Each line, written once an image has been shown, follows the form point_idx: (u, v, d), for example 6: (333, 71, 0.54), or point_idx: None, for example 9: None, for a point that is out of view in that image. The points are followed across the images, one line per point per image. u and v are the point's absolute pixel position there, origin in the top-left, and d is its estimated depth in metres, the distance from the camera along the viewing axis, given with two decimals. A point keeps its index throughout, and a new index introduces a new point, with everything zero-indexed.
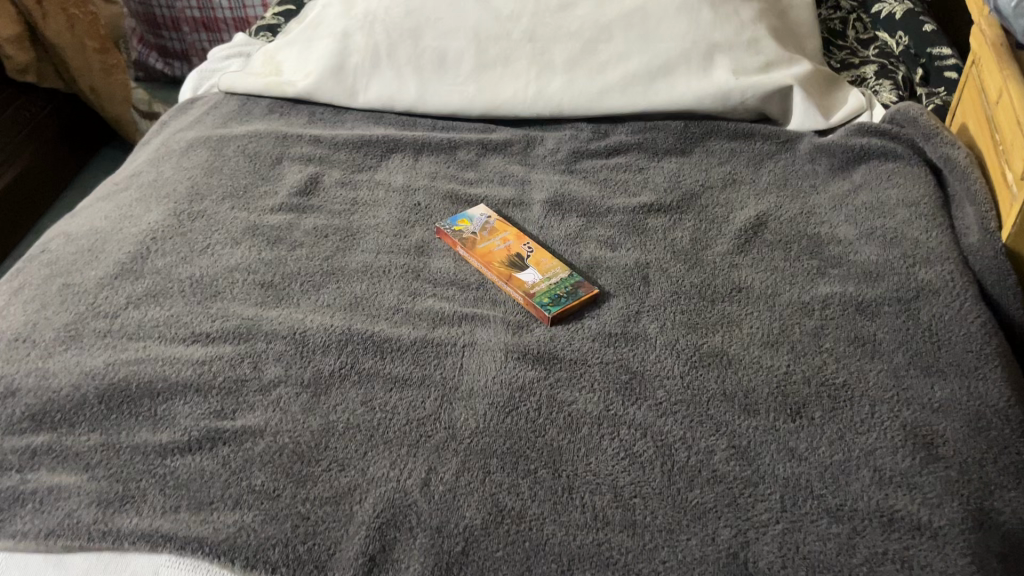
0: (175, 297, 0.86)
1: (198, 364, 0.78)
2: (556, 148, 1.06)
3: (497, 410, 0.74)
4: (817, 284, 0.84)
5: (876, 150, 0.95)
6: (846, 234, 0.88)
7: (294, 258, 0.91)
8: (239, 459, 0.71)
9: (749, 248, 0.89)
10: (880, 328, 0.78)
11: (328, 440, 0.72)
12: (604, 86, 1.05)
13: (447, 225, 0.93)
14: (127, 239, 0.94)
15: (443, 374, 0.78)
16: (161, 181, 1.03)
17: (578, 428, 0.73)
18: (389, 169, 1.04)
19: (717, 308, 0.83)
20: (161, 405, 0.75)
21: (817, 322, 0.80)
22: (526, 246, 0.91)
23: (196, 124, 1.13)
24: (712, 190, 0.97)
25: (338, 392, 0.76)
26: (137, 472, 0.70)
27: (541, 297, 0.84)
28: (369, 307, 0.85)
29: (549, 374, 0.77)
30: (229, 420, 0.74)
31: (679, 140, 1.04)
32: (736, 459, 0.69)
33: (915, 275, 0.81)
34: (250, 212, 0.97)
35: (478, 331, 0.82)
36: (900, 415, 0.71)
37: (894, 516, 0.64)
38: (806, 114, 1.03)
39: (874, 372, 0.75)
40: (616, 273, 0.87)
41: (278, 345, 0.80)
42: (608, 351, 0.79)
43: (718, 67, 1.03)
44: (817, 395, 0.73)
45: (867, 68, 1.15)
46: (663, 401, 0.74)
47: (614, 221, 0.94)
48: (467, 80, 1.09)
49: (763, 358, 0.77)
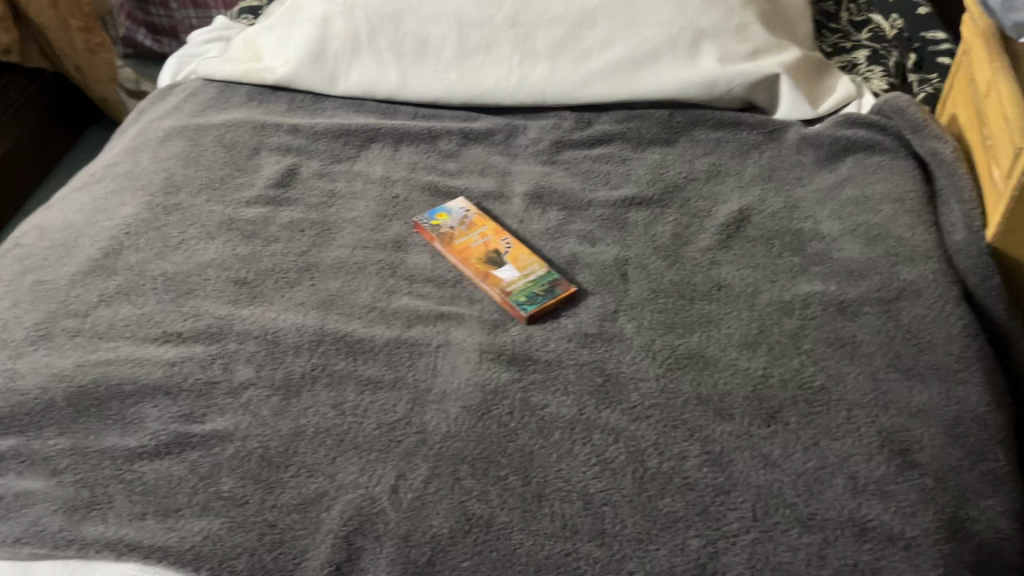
0: (147, 295, 0.85)
1: (169, 365, 0.78)
2: (538, 138, 1.04)
3: (469, 414, 0.73)
4: (799, 283, 0.82)
5: (863, 142, 0.93)
6: (830, 230, 0.86)
7: (269, 253, 0.90)
8: (207, 464, 0.70)
9: (730, 244, 0.87)
10: (861, 329, 0.77)
11: (297, 445, 0.71)
12: (587, 74, 1.03)
13: (425, 219, 0.92)
14: (101, 232, 0.93)
15: (416, 376, 0.77)
16: (137, 172, 1.02)
17: (550, 432, 0.72)
18: (368, 160, 1.02)
19: (696, 307, 0.81)
20: (131, 408, 0.75)
21: (796, 322, 0.79)
22: (504, 242, 0.90)
23: (174, 112, 1.11)
24: (696, 182, 0.95)
25: (310, 395, 0.75)
26: (104, 477, 0.70)
27: (517, 296, 0.83)
28: (343, 305, 0.84)
29: (522, 376, 0.76)
30: (198, 424, 0.73)
31: (664, 130, 1.02)
32: (708, 466, 0.68)
33: (897, 275, 0.80)
34: (225, 206, 0.96)
35: (453, 331, 0.81)
36: (877, 421, 0.70)
37: (866, 526, 0.63)
38: (794, 103, 1.00)
39: (852, 375, 0.74)
40: (595, 270, 0.86)
41: (250, 346, 0.79)
42: (583, 352, 0.78)
43: (704, 55, 1.01)
44: (794, 399, 0.72)
45: (859, 53, 1.11)
46: (637, 405, 0.73)
47: (595, 215, 0.93)
48: (448, 67, 1.07)
49: (740, 360, 0.76)
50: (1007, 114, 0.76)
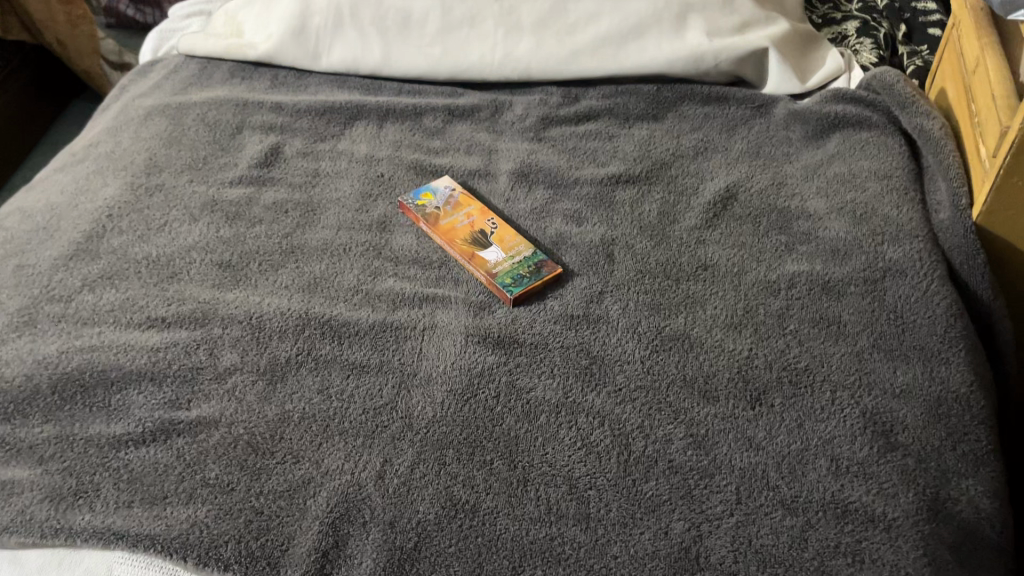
0: (131, 279, 0.85)
1: (154, 351, 0.77)
2: (524, 114, 1.02)
3: (454, 398, 0.73)
4: (785, 262, 0.82)
5: (851, 117, 0.92)
6: (817, 208, 0.86)
7: (253, 235, 0.89)
8: (193, 451, 0.70)
9: (717, 222, 0.87)
10: (846, 309, 0.77)
11: (283, 431, 0.71)
12: (574, 48, 1.02)
13: (410, 199, 0.91)
14: (83, 214, 0.92)
15: (402, 361, 0.77)
16: (118, 152, 1.00)
17: (536, 416, 0.72)
18: (352, 138, 1.01)
19: (682, 287, 0.81)
20: (116, 395, 0.74)
21: (782, 302, 0.79)
22: (490, 222, 0.89)
23: (155, 89, 1.10)
24: (683, 159, 0.95)
25: (295, 379, 0.75)
26: (91, 465, 0.70)
27: (503, 278, 0.82)
28: (328, 288, 0.83)
29: (508, 359, 0.76)
30: (184, 411, 0.73)
31: (651, 105, 1.01)
32: (693, 448, 0.68)
33: (883, 254, 0.79)
34: (208, 186, 0.95)
35: (439, 314, 0.81)
36: (861, 402, 0.70)
37: (848, 508, 0.64)
38: (782, 77, 0.99)
39: (837, 355, 0.74)
40: (582, 251, 0.86)
41: (234, 331, 0.79)
42: (569, 334, 0.78)
43: (691, 29, 1.00)
44: (779, 380, 0.73)
45: (849, 24, 1.09)
46: (622, 388, 0.73)
47: (581, 194, 0.92)
48: (432, 42, 1.05)
49: (726, 341, 0.76)
50: (995, 93, 0.76)
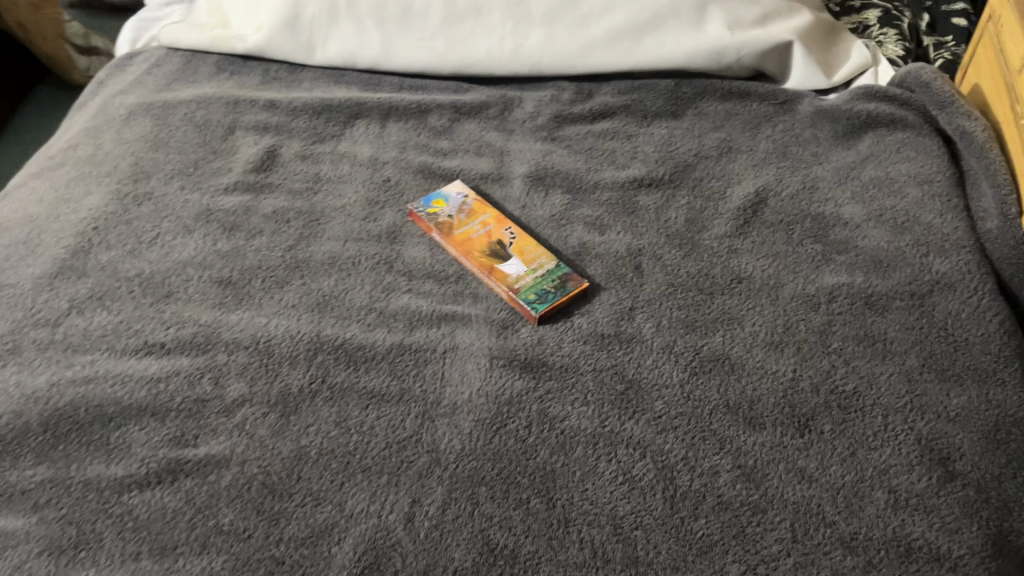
0: (123, 299, 0.78)
1: (153, 383, 0.71)
2: (536, 112, 0.97)
3: (483, 429, 0.68)
4: (823, 274, 0.78)
5: (885, 116, 0.88)
6: (853, 215, 0.82)
7: (253, 249, 0.83)
8: (204, 494, 0.65)
9: (748, 230, 0.83)
10: (892, 326, 0.73)
11: (301, 469, 0.66)
12: (587, 42, 0.96)
13: (420, 207, 0.86)
14: (66, 226, 0.85)
15: (423, 388, 0.72)
16: (101, 156, 0.93)
17: (572, 448, 0.67)
18: (354, 139, 0.95)
19: (717, 302, 0.77)
20: (114, 433, 0.68)
21: (824, 318, 0.74)
22: (508, 231, 0.84)
23: (137, 86, 1.02)
24: (707, 160, 0.90)
25: (310, 411, 0.70)
26: (91, 512, 0.64)
27: (526, 294, 0.77)
28: (339, 307, 0.78)
29: (538, 385, 0.71)
30: (191, 448, 0.67)
31: (670, 102, 0.96)
32: (742, 482, 0.65)
33: (929, 267, 0.76)
34: (202, 194, 0.88)
35: (459, 334, 0.76)
36: (915, 427, 0.67)
37: (911, 546, 0.60)
38: (807, 73, 0.95)
39: (885, 377, 0.70)
40: (607, 262, 0.81)
41: (241, 357, 0.73)
42: (601, 355, 0.73)
43: (712, 21, 0.94)
44: (827, 405, 0.69)
45: (869, 13, 1.05)
46: (663, 415, 0.69)
47: (602, 199, 0.87)
48: (434, 35, 0.99)
49: (767, 362, 0.72)
50: None
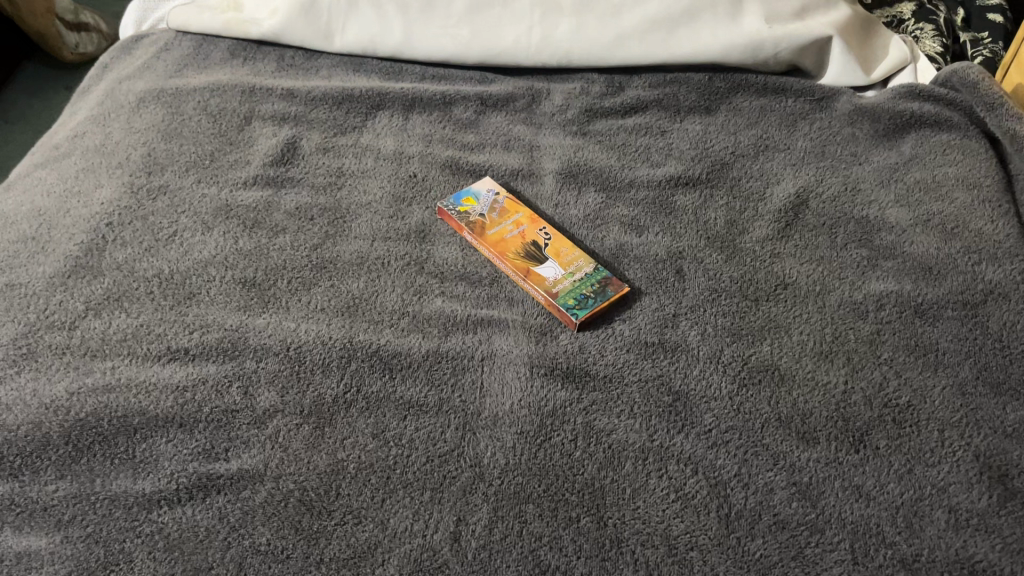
0: (142, 301, 0.74)
1: (179, 392, 0.68)
2: (565, 105, 0.93)
3: (527, 442, 0.66)
4: (870, 280, 0.76)
5: (929, 116, 0.86)
6: (898, 219, 0.79)
7: (277, 247, 0.79)
8: (238, 511, 0.62)
9: (790, 233, 0.80)
10: (943, 336, 0.71)
11: (339, 485, 0.63)
12: (619, 33, 0.93)
13: (450, 205, 0.82)
14: (78, 221, 0.80)
15: (463, 398, 0.69)
16: (110, 146, 0.89)
17: (621, 463, 0.65)
18: (376, 131, 0.91)
19: (762, 309, 0.74)
20: (140, 445, 0.65)
21: (873, 326, 0.72)
22: (542, 232, 0.81)
23: (145, 70, 0.97)
24: (744, 159, 0.87)
25: (345, 421, 0.67)
26: (119, 531, 0.60)
27: (565, 298, 0.75)
28: (369, 311, 0.75)
29: (582, 396, 0.69)
30: (222, 462, 0.64)
31: (703, 97, 0.93)
32: (799, 499, 0.62)
33: (981, 275, 0.74)
34: (219, 188, 0.84)
35: (496, 339, 0.73)
36: (972, 443, 0.65)
37: (976, 568, 0.58)
38: (845, 68, 0.92)
39: (939, 389, 0.68)
40: (647, 265, 0.78)
41: (271, 365, 0.70)
42: (646, 364, 0.71)
43: (748, 13, 0.92)
44: (881, 419, 0.67)
45: (903, 7, 1.02)
46: (713, 429, 0.66)
47: (637, 198, 0.84)
48: (460, 22, 0.95)
49: (818, 373, 0.70)
50: None
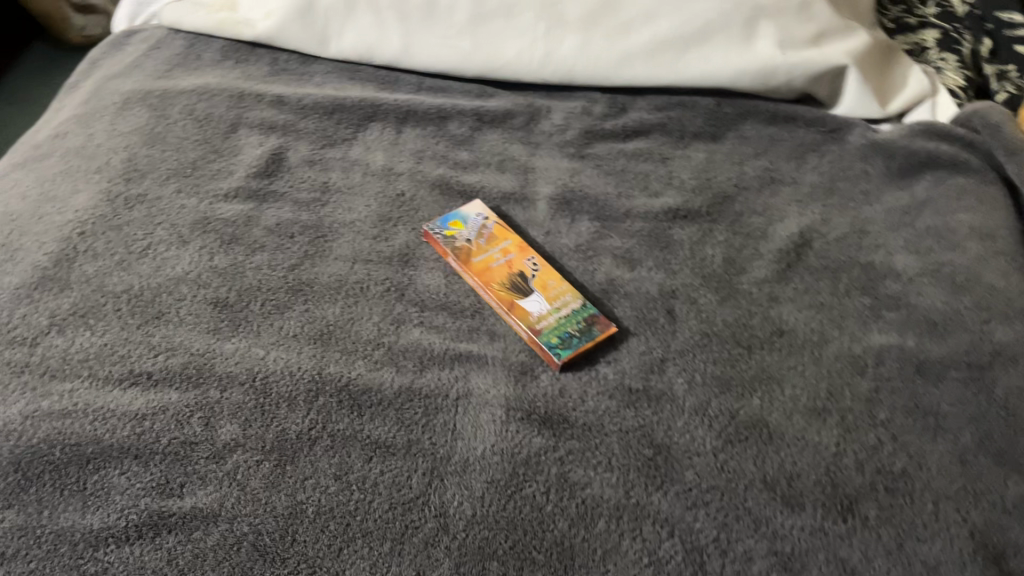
0: (109, 319, 0.72)
1: (138, 420, 0.65)
2: (564, 125, 0.90)
3: (497, 492, 0.62)
4: (871, 332, 0.72)
5: (946, 156, 0.81)
6: (906, 267, 0.75)
7: (253, 266, 0.76)
8: (188, 554, 0.59)
9: (791, 275, 0.76)
10: (945, 399, 0.67)
11: (295, 530, 0.60)
12: (625, 52, 0.88)
13: (437, 228, 0.79)
14: (50, 229, 0.78)
15: (433, 440, 0.65)
16: (91, 148, 0.86)
17: (593, 520, 0.61)
18: (366, 145, 0.88)
19: (755, 358, 0.71)
20: (92, 476, 0.62)
21: (871, 383, 0.68)
22: (530, 262, 0.77)
23: (134, 69, 0.94)
24: (748, 193, 0.83)
25: (308, 460, 0.64)
26: (62, 569, 0.58)
27: (549, 336, 0.71)
28: (343, 339, 0.71)
29: (558, 444, 0.65)
30: (175, 499, 0.61)
31: (710, 123, 0.89)
32: (778, 571, 0.59)
33: (990, 335, 0.69)
34: (199, 200, 0.81)
35: (473, 377, 0.70)
36: (968, 518, 0.60)
37: None
38: (861, 100, 0.88)
39: (936, 457, 0.64)
40: (637, 303, 0.74)
41: (235, 395, 0.67)
42: (628, 414, 0.67)
43: (763, 36, 0.87)
44: (872, 486, 0.63)
45: (927, 35, 0.98)
46: (693, 488, 0.63)
47: (633, 229, 0.80)
48: (460, 33, 0.91)
49: (809, 432, 0.66)
50: None
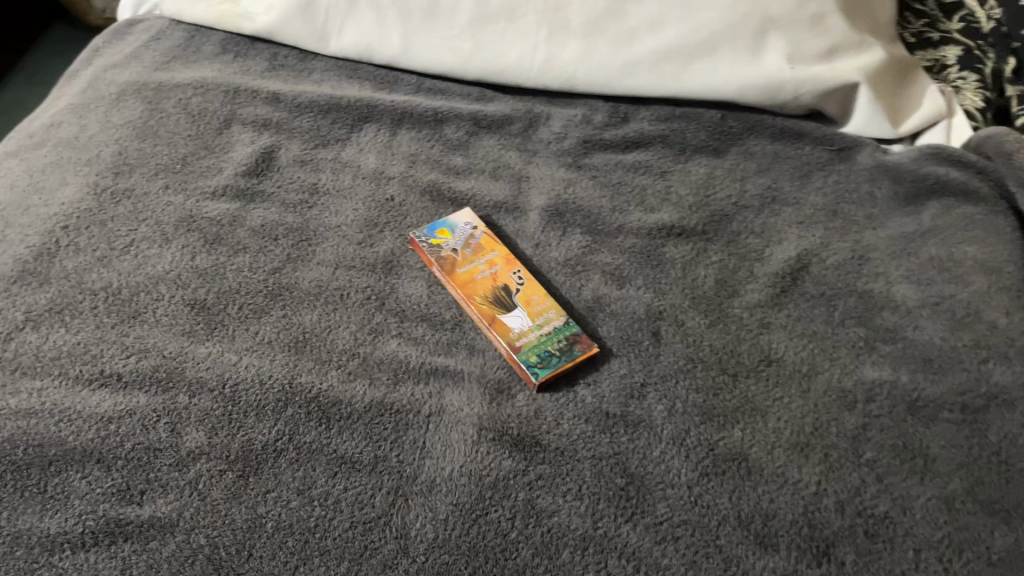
0: (85, 316, 0.71)
1: (104, 423, 0.64)
2: (563, 133, 0.88)
3: (461, 516, 0.61)
4: (863, 365, 0.69)
5: (955, 184, 0.78)
6: (905, 297, 0.73)
7: (234, 268, 0.75)
8: (142, 564, 0.58)
9: (785, 301, 0.74)
10: (935, 441, 0.64)
11: (252, 545, 0.59)
12: (628, 61, 0.86)
13: (423, 236, 0.77)
14: (34, 221, 0.77)
15: (400, 458, 0.64)
16: (83, 140, 0.85)
17: (558, 550, 0.59)
18: (359, 146, 0.86)
19: (740, 388, 0.68)
20: (54, 479, 0.62)
21: (859, 421, 0.66)
22: (516, 275, 0.75)
23: (133, 60, 0.94)
24: (747, 212, 0.81)
25: (272, 473, 0.63)
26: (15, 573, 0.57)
27: (528, 355, 0.69)
28: (318, 348, 0.70)
29: (528, 468, 0.63)
30: (134, 506, 0.60)
31: (714, 136, 0.87)
32: None
33: (987, 376, 0.67)
34: (186, 197, 0.80)
35: (448, 394, 0.68)
36: (951, 568, 0.57)
37: None
38: (872, 119, 0.85)
39: (922, 501, 0.61)
40: (622, 323, 0.72)
41: (203, 402, 0.66)
42: (603, 440, 0.65)
43: (771, 49, 0.83)
44: (852, 530, 0.60)
45: (949, 52, 0.94)
46: (664, 522, 0.60)
47: (624, 245, 0.78)
48: (462, 34, 0.90)
49: (789, 469, 0.63)
50: None
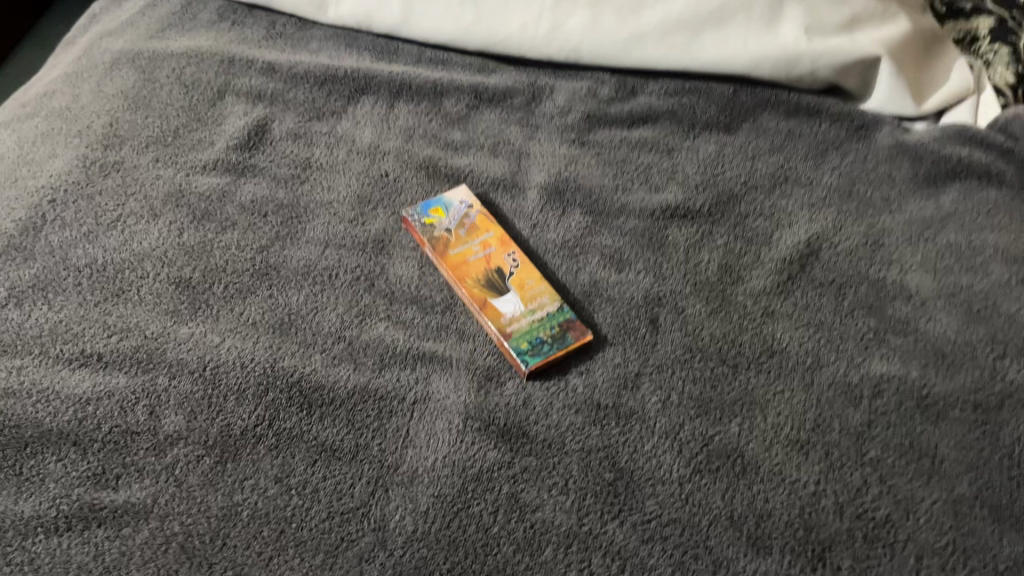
0: (67, 293, 0.69)
1: (82, 405, 0.63)
2: (567, 107, 0.84)
3: (441, 508, 0.58)
4: (871, 358, 0.65)
5: (979, 166, 0.74)
6: (920, 287, 0.69)
7: (221, 245, 0.73)
8: (114, 551, 0.56)
9: (792, 288, 0.70)
10: (944, 441, 0.60)
11: (226, 535, 0.57)
12: (637, 31, 0.82)
13: (415, 214, 0.74)
14: (21, 194, 0.76)
15: (382, 447, 0.62)
16: (75, 110, 0.83)
17: (540, 547, 0.57)
18: (355, 119, 0.84)
19: (739, 379, 0.65)
20: (29, 462, 0.60)
21: (864, 417, 0.62)
22: (510, 257, 0.72)
23: (128, 28, 0.92)
24: (757, 192, 0.77)
25: (250, 459, 0.61)
26: None
27: (519, 341, 0.66)
28: (303, 330, 0.68)
29: (514, 460, 0.61)
30: (109, 491, 0.59)
31: (725, 112, 0.83)
32: None
33: (1002, 373, 0.63)
34: (175, 170, 0.78)
35: (434, 380, 0.66)
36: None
37: None
38: (894, 95, 0.80)
39: (927, 504, 0.57)
40: (619, 308, 0.69)
41: (183, 384, 0.64)
42: (593, 432, 0.62)
43: (788, 20, 0.80)
44: (850, 534, 0.57)
45: (981, 23, 0.88)
46: (653, 520, 0.58)
47: (625, 227, 0.75)
48: (463, 3, 0.86)
49: (787, 467, 0.60)
50: None
